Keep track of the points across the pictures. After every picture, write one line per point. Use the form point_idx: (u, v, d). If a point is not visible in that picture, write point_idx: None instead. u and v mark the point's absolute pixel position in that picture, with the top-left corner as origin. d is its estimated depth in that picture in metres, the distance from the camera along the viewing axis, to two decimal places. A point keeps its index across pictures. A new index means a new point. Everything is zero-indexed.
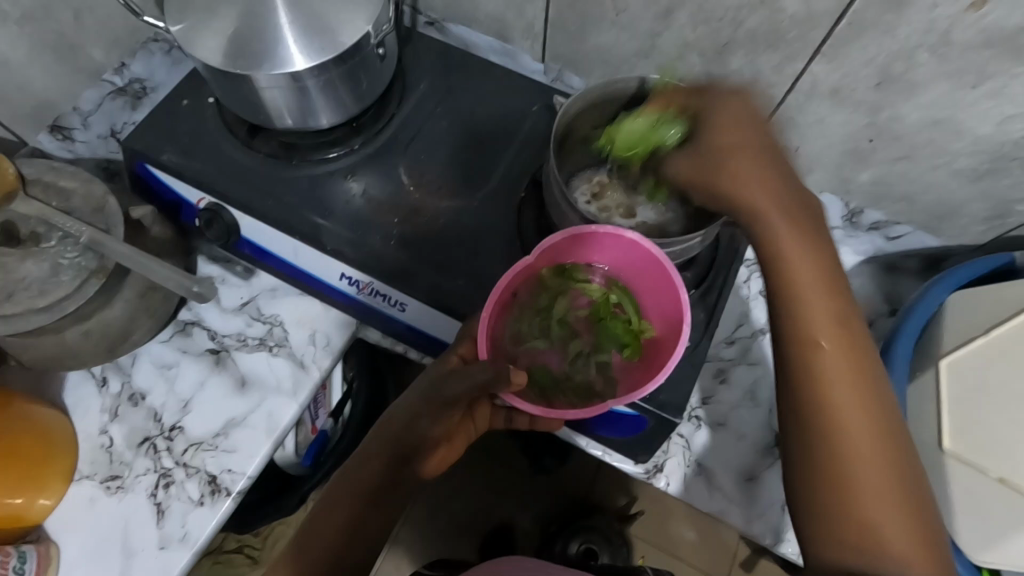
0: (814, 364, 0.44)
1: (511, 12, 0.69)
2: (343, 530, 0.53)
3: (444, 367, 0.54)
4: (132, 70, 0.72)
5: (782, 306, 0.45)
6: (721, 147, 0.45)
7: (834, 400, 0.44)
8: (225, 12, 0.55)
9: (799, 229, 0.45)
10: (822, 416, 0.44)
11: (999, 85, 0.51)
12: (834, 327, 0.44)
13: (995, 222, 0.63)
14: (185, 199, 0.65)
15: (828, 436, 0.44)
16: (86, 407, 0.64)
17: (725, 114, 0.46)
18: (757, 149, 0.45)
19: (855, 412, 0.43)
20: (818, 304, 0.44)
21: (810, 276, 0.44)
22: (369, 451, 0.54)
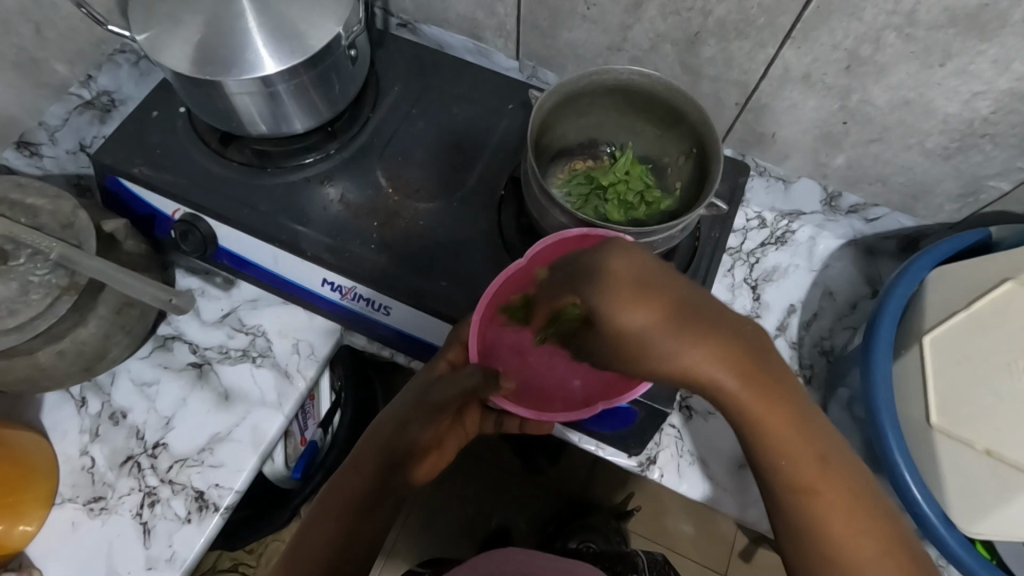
0: (794, 475, 0.40)
1: (481, 11, 0.69)
2: (332, 547, 0.48)
3: (434, 372, 0.53)
4: (99, 83, 0.71)
5: (742, 430, 0.41)
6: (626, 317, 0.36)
7: (824, 517, 0.40)
8: (190, 18, 0.54)
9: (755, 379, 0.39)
10: (815, 534, 0.40)
11: (965, 63, 0.52)
12: (808, 444, 0.40)
13: (969, 200, 0.63)
14: (159, 212, 0.64)
15: (834, 559, 0.40)
16: (65, 429, 0.63)
17: (630, 267, 0.37)
18: (675, 304, 0.37)
19: (854, 528, 0.40)
20: (785, 425, 0.40)
21: (777, 401, 0.39)
22: (356, 457, 0.51)
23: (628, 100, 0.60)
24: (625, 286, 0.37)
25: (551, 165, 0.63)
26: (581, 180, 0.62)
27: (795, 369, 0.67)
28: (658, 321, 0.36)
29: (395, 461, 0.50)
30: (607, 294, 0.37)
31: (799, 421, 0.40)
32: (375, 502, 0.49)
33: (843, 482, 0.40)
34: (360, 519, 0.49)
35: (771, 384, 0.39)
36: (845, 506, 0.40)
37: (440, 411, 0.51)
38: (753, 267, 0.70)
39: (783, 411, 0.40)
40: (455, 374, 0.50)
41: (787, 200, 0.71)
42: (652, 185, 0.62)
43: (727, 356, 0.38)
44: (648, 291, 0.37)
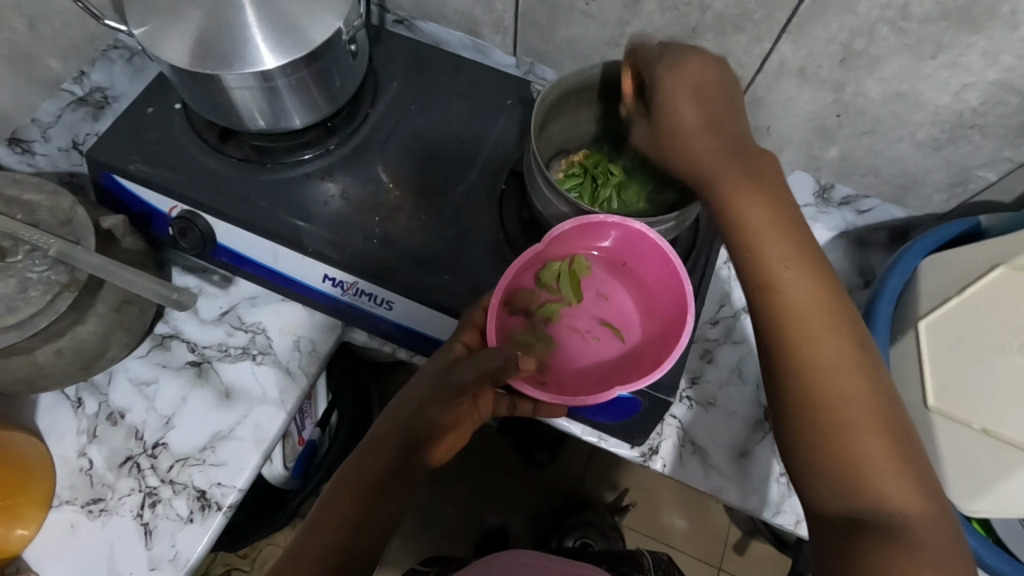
0: (785, 321, 0.42)
1: (480, 8, 0.70)
2: (350, 524, 0.48)
3: (450, 356, 0.53)
4: (92, 79, 0.70)
5: (734, 247, 0.44)
6: (687, 126, 0.46)
7: (815, 365, 0.41)
8: (189, 12, 0.53)
9: (751, 185, 0.44)
10: (809, 389, 0.41)
11: (955, 55, 0.53)
12: (815, 297, 0.42)
13: (957, 190, 0.65)
14: (156, 209, 0.63)
15: (805, 372, 0.41)
16: (62, 431, 0.62)
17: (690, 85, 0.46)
18: (735, 142, 0.45)
19: (846, 381, 0.40)
20: (795, 277, 0.42)
21: (780, 242, 0.43)
22: (375, 441, 0.51)
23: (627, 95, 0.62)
24: (698, 117, 0.45)
25: (555, 155, 0.66)
26: (576, 169, 0.64)
27: None
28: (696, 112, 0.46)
29: (412, 443, 0.50)
30: (669, 115, 0.46)
31: (807, 275, 0.42)
32: (391, 483, 0.50)
33: (847, 340, 0.41)
34: (375, 502, 0.49)
35: (770, 218, 0.43)
36: (844, 368, 0.40)
37: (460, 392, 0.51)
38: None
39: (786, 250, 0.43)
40: (473, 356, 0.50)
41: None
42: (637, 198, 0.61)
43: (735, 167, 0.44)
44: (719, 124, 0.46)
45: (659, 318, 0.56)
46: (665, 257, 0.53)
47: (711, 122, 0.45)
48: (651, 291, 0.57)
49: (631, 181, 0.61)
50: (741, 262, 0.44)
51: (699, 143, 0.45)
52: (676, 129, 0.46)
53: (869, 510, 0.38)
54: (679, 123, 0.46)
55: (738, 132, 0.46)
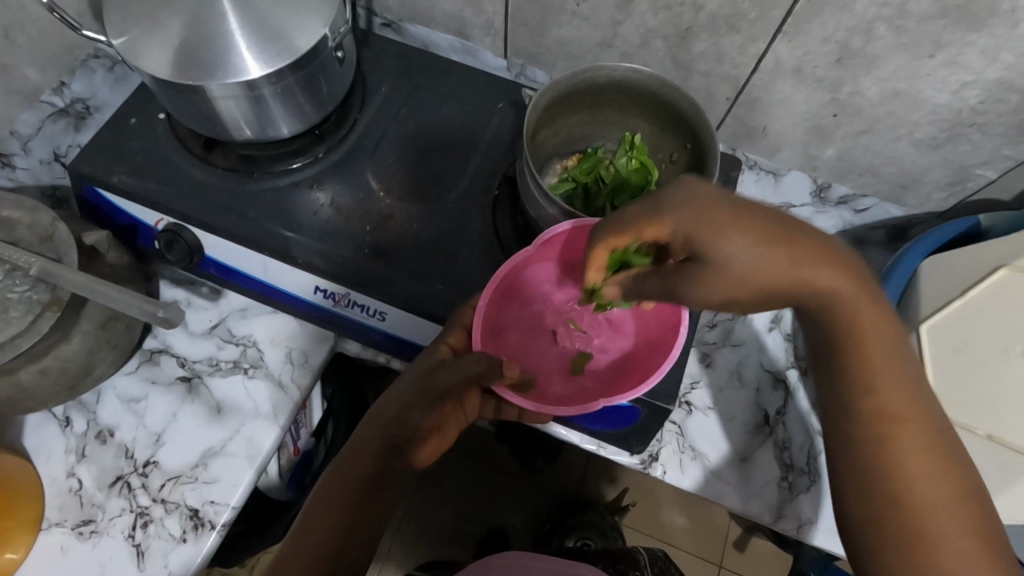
0: (891, 421, 0.42)
1: (469, 10, 0.68)
2: (338, 530, 0.47)
3: (433, 359, 0.52)
4: (73, 90, 0.69)
5: (838, 359, 0.44)
6: (723, 287, 0.40)
7: (899, 437, 0.42)
8: (169, 20, 0.52)
9: (866, 296, 0.42)
10: (891, 456, 0.42)
11: (954, 54, 0.52)
12: (900, 379, 0.43)
13: (956, 188, 0.65)
14: (141, 221, 0.62)
15: (895, 469, 0.42)
16: (49, 451, 0.60)
17: (686, 213, 0.39)
18: (732, 209, 0.39)
19: (925, 451, 0.42)
20: (885, 358, 0.43)
21: (880, 333, 0.42)
22: (358, 443, 0.50)
23: (624, 96, 0.60)
24: (749, 276, 0.39)
25: (548, 162, 0.65)
26: (568, 176, 0.62)
27: (791, 361, 0.68)
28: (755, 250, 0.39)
29: (395, 445, 0.49)
30: (728, 271, 0.39)
31: (878, 360, 0.43)
32: (376, 490, 0.49)
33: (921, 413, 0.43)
34: (363, 509, 0.48)
35: (865, 301, 0.41)
36: (927, 443, 0.42)
37: (441, 397, 0.51)
38: None
39: (882, 346, 0.43)
40: (457, 360, 0.50)
41: (777, 192, 0.71)
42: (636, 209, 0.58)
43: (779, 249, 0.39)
44: (760, 223, 0.39)
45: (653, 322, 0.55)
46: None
47: (749, 232, 0.38)
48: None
49: (624, 187, 0.58)
50: (838, 361, 0.44)
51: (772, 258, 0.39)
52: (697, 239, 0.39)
53: None
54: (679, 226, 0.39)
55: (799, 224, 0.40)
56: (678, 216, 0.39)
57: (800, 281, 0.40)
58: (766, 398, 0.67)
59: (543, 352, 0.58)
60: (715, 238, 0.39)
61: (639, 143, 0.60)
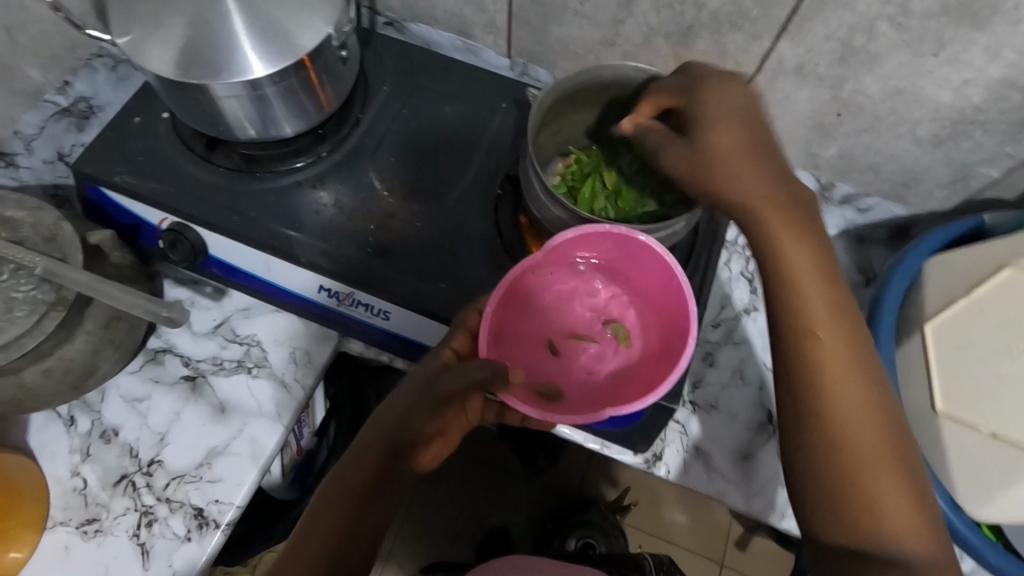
0: (811, 365, 0.43)
1: (471, 9, 0.68)
2: (341, 531, 0.47)
3: (438, 361, 0.52)
4: (76, 89, 0.69)
5: (772, 293, 0.45)
6: (691, 173, 0.46)
7: (831, 389, 0.43)
8: (173, 19, 0.52)
9: (801, 236, 0.45)
10: (824, 417, 0.43)
11: (957, 51, 0.53)
12: (842, 330, 0.44)
13: (958, 186, 0.65)
14: (144, 221, 0.62)
15: (832, 412, 0.43)
16: (54, 450, 0.60)
17: (713, 102, 0.46)
18: (751, 132, 0.46)
19: (859, 397, 0.43)
20: (821, 308, 0.44)
21: (811, 285, 0.44)
22: (361, 445, 0.50)
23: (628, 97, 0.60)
24: (686, 159, 0.46)
25: (549, 160, 0.64)
26: (572, 173, 0.62)
27: None
28: (739, 150, 0.45)
29: (396, 449, 0.49)
30: (697, 152, 0.46)
31: (838, 321, 0.44)
32: (379, 491, 0.49)
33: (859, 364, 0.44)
34: (365, 509, 0.48)
35: (792, 240, 0.44)
36: (868, 394, 0.43)
37: (446, 402, 0.50)
38: (748, 259, 0.72)
39: (830, 305, 0.44)
40: (460, 366, 0.50)
41: None
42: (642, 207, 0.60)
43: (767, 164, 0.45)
44: (727, 134, 0.45)
45: (656, 328, 0.56)
46: (666, 267, 0.53)
47: (735, 130, 0.45)
48: (644, 295, 0.57)
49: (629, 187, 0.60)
50: (773, 291, 0.45)
51: (736, 163, 0.45)
52: (705, 137, 0.46)
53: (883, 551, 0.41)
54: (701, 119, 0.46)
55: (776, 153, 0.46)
56: (719, 126, 0.46)
57: (771, 202, 0.44)
58: (769, 397, 0.67)
59: (542, 361, 0.56)
60: (714, 116, 0.46)
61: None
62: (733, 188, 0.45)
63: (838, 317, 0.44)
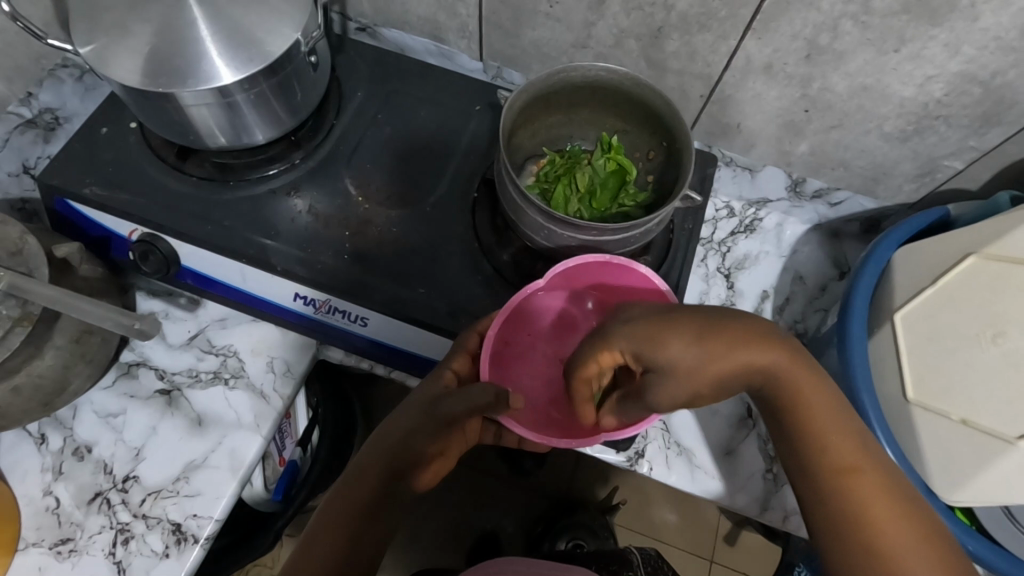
0: (829, 459, 0.44)
1: (443, 13, 0.68)
2: (338, 554, 0.46)
3: (439, 384, 0.52)
4: (41, 100, 0.68)
5: (789, 428, 0.46)
6: (690, 389, 0.44)
7: (868, 503, 0.43)
8: (138, 28, 0.51)
9: (792, 360, 0.44)
10: (860, 534, 0.43)
11: (918, 48, 0.54)
12: (842, 433, 0.45)
13: (926, 179, 0.66)
14: (115, 233, 0.61)
15: (870, 531, 0.43)
16: (24, 469, 0.59)
17: (643, 334, 0.44)
18: (701, 322, 0.44)
19: (889, 506, 0.43)
20: (823, 409, 0.45)
21: (830, 420, 0.45)
22: (362, 465, 0.49)
23: (596, 97, 0.61)
24: (682, 386, 0.43)
25: (523, 163, 0.65)
26: (543, 174, 0.62)
27: None
28: (687, 344, 0.43)
29: (398, 471, 0.48)
30: (684, 374, 0.43)
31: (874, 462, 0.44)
32: (378, 510, 0.48)
33: (879, 467, 0.44)
34: (362, 529, 0.47)
35: (823, 423, 0.45)
36: (882, 489, 0.44)
37: (450, 426, 0.50)
38: (725, 256, 0.71)
39: (839, 436, 0.44)
40: (463, 389, 0.50)
41: (754, 189, 0.73)
42: (612, 208, 0.60)
43: (742, 342, 0.43)
44: (711, 335, 0.43)
45: None
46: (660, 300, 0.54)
47: (680, 336, 0.43)
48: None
49: (601, 189, 0.60)
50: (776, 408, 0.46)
51: (677, 348, 0.43)
52: (700, 359, 0.43)
53: None
54: (630, 333, 0.45)
55: (719, 312, 0.44)
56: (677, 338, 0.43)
57: (744, 363, 0.43)
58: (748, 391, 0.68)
59: (540, 385, 0.58)
60: (640, 342, 0.44)
61: (617, 143, 0.60)
62: (762, 364, 0.43)
63: (844, 426, 0.45)
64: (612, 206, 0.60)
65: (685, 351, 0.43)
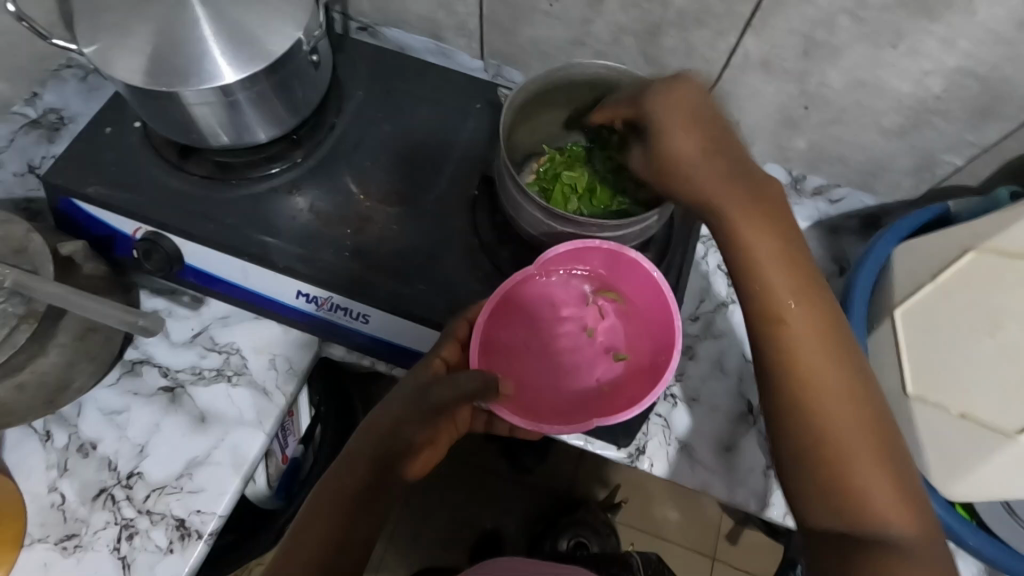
0: (783, 338, 0.42)
1: (442, 12, 0.69)
2: (329, 541, 0.47)
3: (428, 371, 0.53)
4: (45, 100, 0.69)
5: (745, 296, 0.43)
6: (662, 166, 0.44)
7: (811, 385, 0.41)
8: (141, 28, 0.52)
9: (761, 220, 0.43)
10: (823, 448, 0.41)
11: (915, 43, 0.54)
12: (800, 312, 0.42)
13: (925, 175, 0.66)
14: (119, 231, 0.61)
15: (810, 410, 0.41)
16: (30, 466, 0.59)
17: (671, 114, 0.43)
18: (715, 138, 0.43)
19: (833, 388, 0.41)
20: (783, 285, 0.42)
21: (796, 297, 0.42)
22: (353, 455, 0.50)
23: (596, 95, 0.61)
24: (690, 143, 0.43)
25: (523, 160, 0.65)
26: (543, 172, 0.62)
27: None
28: (694, 149, 0.43)
29: (389, 460, 0.49)
30: (685, 165, 0.43)
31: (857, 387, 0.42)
32: (370, 501, 0.48)
33: (833, 341, 0.42)
34: (355, 520, 0.48)
35: (789, 293, 0.42)
36: (832, 367, 0.42)
37: (438, 413, 0.51)
38: None
39: (800, 309, 0.42)
40: (451, 376, 0.50)
41: None
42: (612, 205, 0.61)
43: (738, 187, 0.43)
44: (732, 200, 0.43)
45: (645, 341, 0.57)
46: (654, 285, 0.54)
47: (688, 119, 0.43)
48: (632, 305, 0.58)
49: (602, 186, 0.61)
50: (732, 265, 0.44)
51: (681, 141, 0.43)
52: (702, 178, 0.43)
53: (870, 535, 0.40)
54: (670, 129, 0.43)
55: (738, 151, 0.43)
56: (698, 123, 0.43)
57: (723, 195, 0.43)
58: (748, 388, 0.68)
59: (538, 372, 0.57)
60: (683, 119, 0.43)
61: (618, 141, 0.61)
62: (722, 202, 0.43)
63: (808, 301, 0.42)
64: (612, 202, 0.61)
65: (687, 122, 0.43)
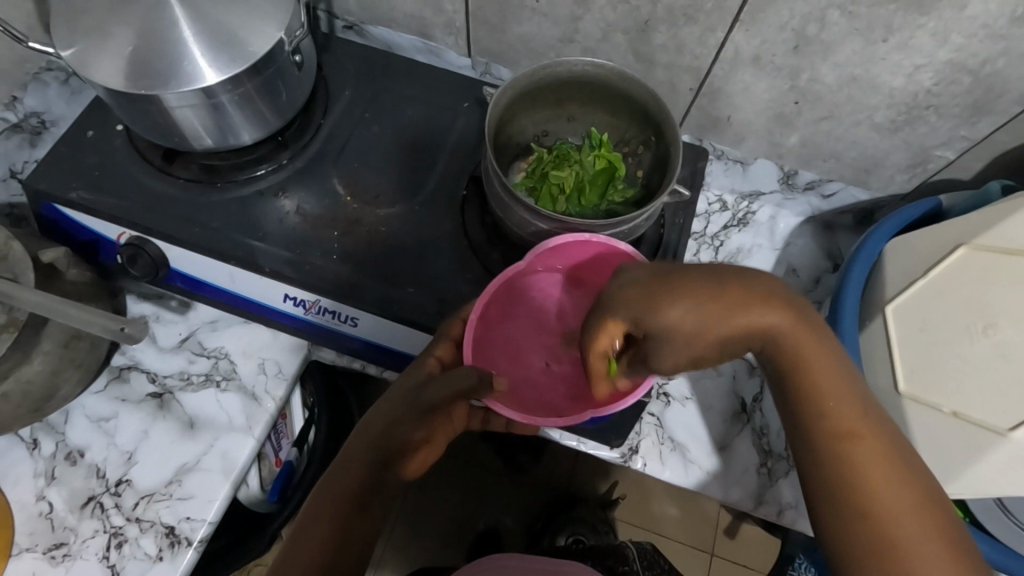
0: (824, 425, 0.42)
1: (429, 10, 0.68)
2: (328, 545, 0.45)
3: (422, 371, 0.52)
4: (26, 104, 0.68)
5: (790, 391, 0.43)
6: (688, 350, 0.43)
7: (863, 474, 0.40)
8: (118, 29, 0.51)
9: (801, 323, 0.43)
10: (874, 528, 0.39)
11: (908, 37, 0.53)
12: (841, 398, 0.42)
13: (918, 169, 0.65)
14: (103, 236, 0.60)
15: (852, 494, 0.40)
16: (17, 474, 0.59)
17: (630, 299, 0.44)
18: (704, 281, 0.43)
19: (883, 471, 0.40)
20: (829, 373, 0.42)
21: (834, 387, 0.42)
22: (349, 454, 0.49)
23: (582, 90, 0.60)
24: (686, 295, 0.42)
25: (511, 162, 0.64)
26: (531, 171, 0.62)
27: None
28: (694, 312, 0.42)
29: (385, 460, 0.48)
30: (679, 336, 0.43)
31: (877, 430, 0.42)
32: (368, 499, 0.47)
33: (878, 432, 0.42)
34: (352, 520, 0.46)
35: (829, 387, 0.42)
36: (882, 454, 0.41)
37: (434, 410, 0.50)
38: (718, 250, 0.70)
39: (838, 399, 0.42)
40: (447, 374, 0.50)
41: (746, 181, 0.72)
42: (600, 205, 0.60)
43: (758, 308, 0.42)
44: (677, 285, 0.43)
45: None
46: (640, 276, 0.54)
47: (675, 293, 0.43)
48: None
49: (590, 185, 0.59)
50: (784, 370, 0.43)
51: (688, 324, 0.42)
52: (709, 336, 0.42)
53: None
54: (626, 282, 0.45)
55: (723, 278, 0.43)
56: (635, 284, 0.44)
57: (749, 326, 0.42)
58: (741, 386, 0.68)
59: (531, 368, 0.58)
60: (672, 301, 0.43)
61: (607, 139, 0.60)
62: (766, 320, 0.42)
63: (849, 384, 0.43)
64: (603, 202, 0.60)
65: (692, 323, 0.42)
